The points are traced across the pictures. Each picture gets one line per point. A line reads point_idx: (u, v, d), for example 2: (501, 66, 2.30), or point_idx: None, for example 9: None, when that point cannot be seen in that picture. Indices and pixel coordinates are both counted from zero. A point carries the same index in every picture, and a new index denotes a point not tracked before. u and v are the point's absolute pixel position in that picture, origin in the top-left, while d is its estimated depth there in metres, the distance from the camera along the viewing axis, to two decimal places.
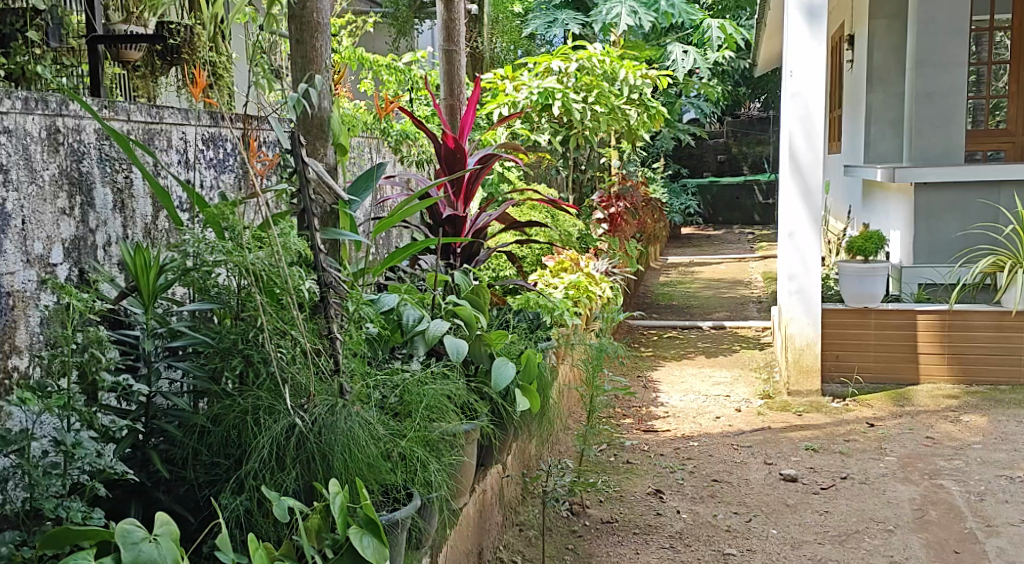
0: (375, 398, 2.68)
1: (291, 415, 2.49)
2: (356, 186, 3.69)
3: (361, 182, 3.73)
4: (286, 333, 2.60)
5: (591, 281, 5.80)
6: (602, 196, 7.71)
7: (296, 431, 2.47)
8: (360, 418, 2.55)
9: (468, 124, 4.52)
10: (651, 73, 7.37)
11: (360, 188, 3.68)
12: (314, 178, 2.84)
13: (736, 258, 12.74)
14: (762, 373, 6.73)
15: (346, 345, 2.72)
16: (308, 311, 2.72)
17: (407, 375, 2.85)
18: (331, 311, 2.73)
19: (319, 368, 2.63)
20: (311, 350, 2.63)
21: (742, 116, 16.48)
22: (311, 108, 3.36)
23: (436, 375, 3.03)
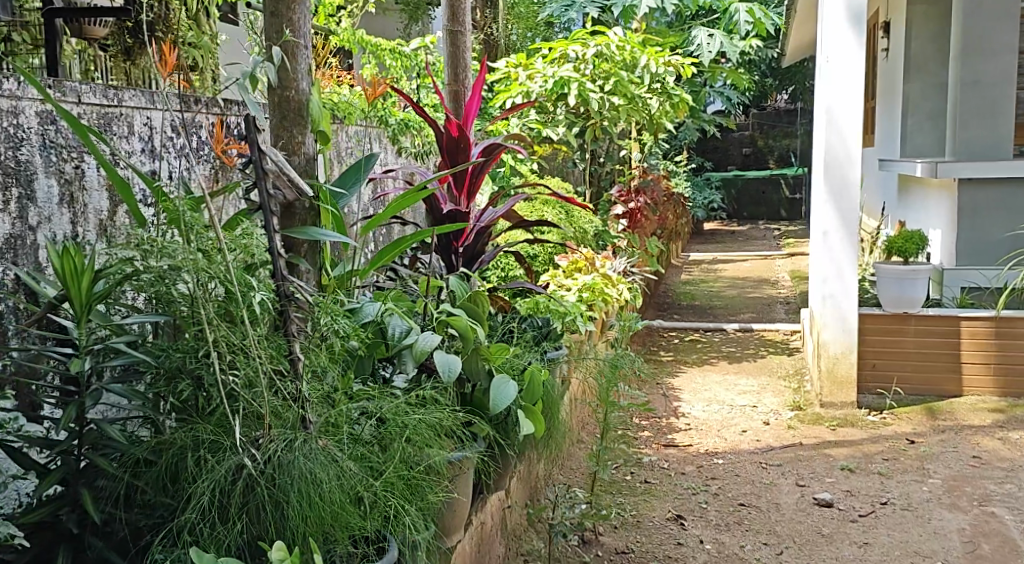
0: (345, 430, 2.29)
1: (238, 455, 2.13)
2: (346, 178, 3.38)
3: (350, 174, 3.39)
4: (240, 353, 2.21)
5: (608, 282, 5.37)
6: (621, 190, 7.28)
7: (244, 474, 2.12)
8: (323, 458, 2.18)
9: (471, 111, 4.11)
10: (675, 60, 6.94)
11: (349, 181, 3.37)
12: (272, 169, 2.43)
13: (761, 255, 12.29)
14: (791, 382, 6.31)
15: (312, 367, 2.34)
16: (266, 326, 2.32)
17: (388, 398, 2.45)
18: (294, 328, 2.34)
19: (277, 395, 2.24)
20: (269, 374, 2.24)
21: (769, 108, 16.04)
22: (287, 89, 2.95)
23: (422, 399, 2.63)
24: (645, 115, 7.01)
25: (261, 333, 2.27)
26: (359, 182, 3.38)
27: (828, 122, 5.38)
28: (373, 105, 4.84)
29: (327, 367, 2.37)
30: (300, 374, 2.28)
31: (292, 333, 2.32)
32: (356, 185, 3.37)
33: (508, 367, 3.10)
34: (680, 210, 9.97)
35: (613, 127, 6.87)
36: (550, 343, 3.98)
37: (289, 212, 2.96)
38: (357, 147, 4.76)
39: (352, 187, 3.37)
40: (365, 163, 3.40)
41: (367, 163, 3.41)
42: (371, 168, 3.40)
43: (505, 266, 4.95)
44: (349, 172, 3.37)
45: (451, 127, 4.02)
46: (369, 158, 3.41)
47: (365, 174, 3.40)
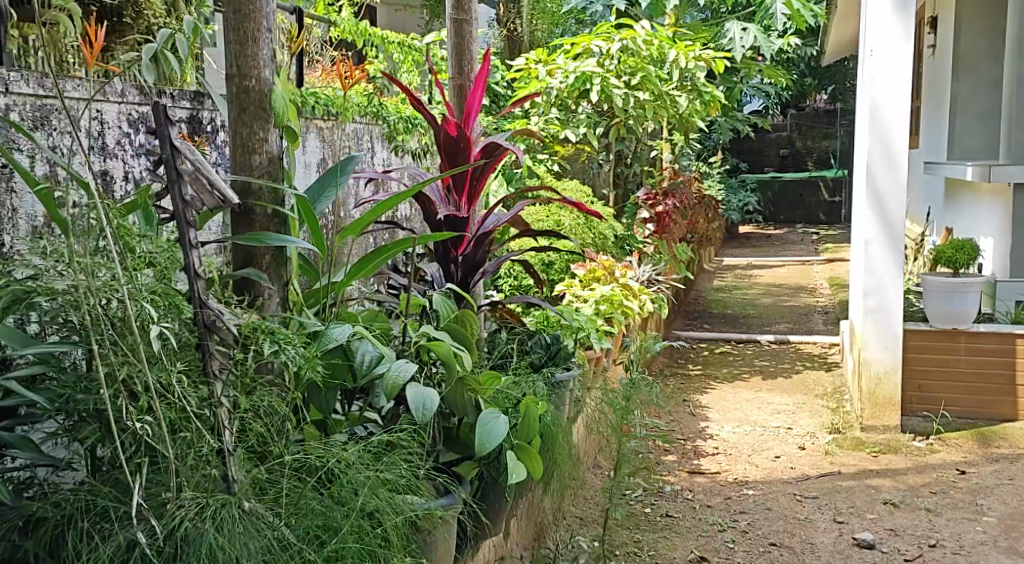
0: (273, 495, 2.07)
1: (134, 527, 1.91)
2: (324, 179, 3.13)
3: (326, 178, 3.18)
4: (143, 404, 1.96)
5: (628, 294, 4.97)
6: (648, 192, 6.80)
7: (138, 551, 1.90)
8: (235, 534, 1.95)
9: (473, 109, 3.73)
10: (707, 54, 6.50)
11: (328, 183, 3.13)
12: (191, 172, 2.12)
13: (799, 261, 11.81)
14: (828, 402, 5.88)
15: (239, 412, 2.08)
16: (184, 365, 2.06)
17: (344, 448, 2.18)
18: (216, 365, 2.07)
19: (191, 452, 2.00)
20: (180, 429, 2.00)
21: (807, 109, 15.53)
22: (249, 80, 2.55)
23: (388, 447, 2.29)
24: (673, 114, 6.59)
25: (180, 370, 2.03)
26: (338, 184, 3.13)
27: (869, 119, 4.96)
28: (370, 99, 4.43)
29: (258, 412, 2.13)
30: (223, 427, 2.04)
31: (213, 374, 2.06)
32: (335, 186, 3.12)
33: (501, 398, 2.71)
34: (712, 214, 9.54)
35: (639, 127, 6.46)
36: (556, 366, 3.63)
37: (247, 218, 2.59)
38: (352, 146, 4.37)
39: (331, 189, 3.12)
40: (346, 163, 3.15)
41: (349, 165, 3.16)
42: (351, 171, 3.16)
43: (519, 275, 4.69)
44: (328, 174, 3.13)
45: (448, 125, 3.62)
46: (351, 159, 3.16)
47: (345, 176, 3.15)
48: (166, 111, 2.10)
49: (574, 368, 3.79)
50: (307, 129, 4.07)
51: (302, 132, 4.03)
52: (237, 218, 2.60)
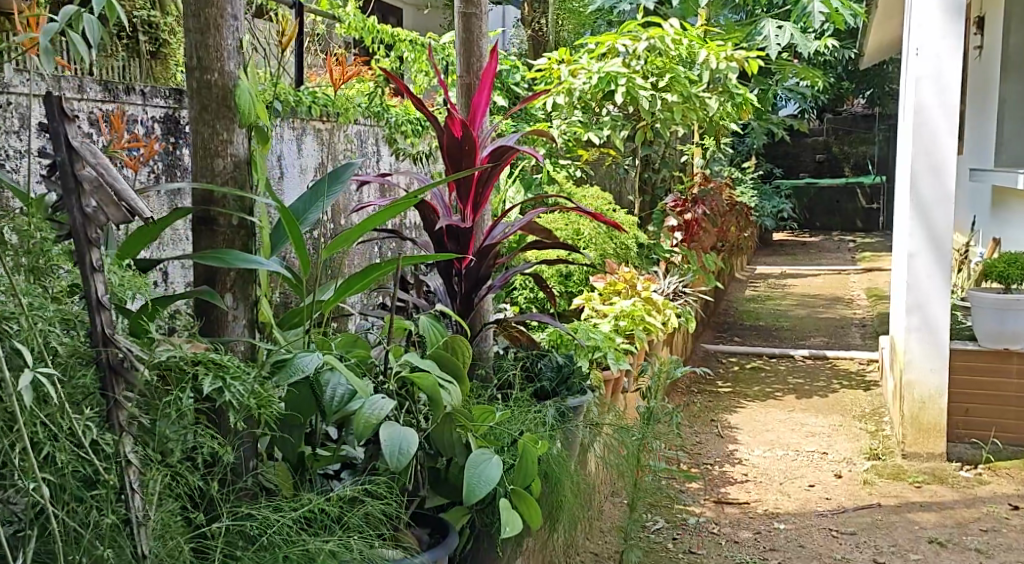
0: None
1: None
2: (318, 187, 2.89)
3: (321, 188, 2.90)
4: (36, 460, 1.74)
5: (650, 308, 4.68)
6: (677, 199, 6.44)
7: None
8: None
9: (478, 111, 3.43)
10: (739, 55, 6.15)
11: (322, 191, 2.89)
12: (90, 180, 1.86)
13: (835, 270, 11.41)
14: (867, 425, 5.55)
15: (154, 468, 1.85)
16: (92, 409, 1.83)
17: (282, 515, 1.96)
18: (124, 417, 1.82)
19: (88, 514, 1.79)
20: (76, 486, 1.78)
21: (844, 114, 15.09)
22: (211, 73, 2.22)
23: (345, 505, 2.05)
24: (703, 118, 6.24)
25: (90, 419, 1.81)
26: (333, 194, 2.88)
27: (915, 122, 4.60)
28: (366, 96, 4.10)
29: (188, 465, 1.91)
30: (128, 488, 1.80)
31: (120, 429, 1.81)
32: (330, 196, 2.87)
33: (498, 437, 2.39)
34: (745, 222, 9.18)
35: (666, 131, 6.13)
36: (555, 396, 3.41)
37: (209, 229, 2.26)
38: (352, 149, 4.06)
39: (325, 198, 2.87)
40: (342, 171, 2.91)
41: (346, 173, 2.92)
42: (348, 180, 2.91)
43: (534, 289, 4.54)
44: (323, 182, 2.89)
45: (454, 128, 3.30)
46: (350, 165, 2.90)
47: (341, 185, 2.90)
48: (64, 108, 1.85)
49: (586, 395, 3.47)
50: (304, 130, 3.77)
51: (298, 134, 3.73)
52: (197, 230, 2.27)
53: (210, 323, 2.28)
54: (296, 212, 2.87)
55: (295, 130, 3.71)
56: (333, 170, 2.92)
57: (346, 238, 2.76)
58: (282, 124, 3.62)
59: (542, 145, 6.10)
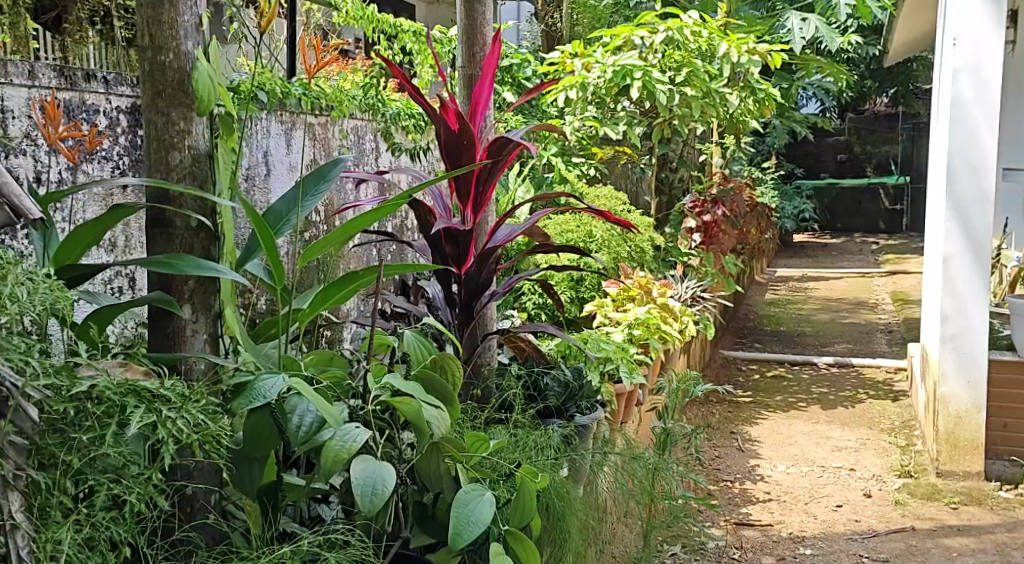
0: None
1: None
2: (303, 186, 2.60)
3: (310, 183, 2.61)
4: None
5: (665, 317, 4.41)
6: (694, 200, 6.14)
7: None
8: None
9: (479, 103, 3.16)
10: (761, 48, 5.84)
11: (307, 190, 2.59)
12: None
13: (859, 272, 11.09)
14: (897, 440, 5.26)
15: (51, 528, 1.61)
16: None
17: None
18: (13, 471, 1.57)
19: None
20: None
21: (866, 113, 14.74)
22: (165, 55, 1.92)
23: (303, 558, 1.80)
24: (723, 114, 5.94)
25: None
26: (320, 194, 2.59)
27: (950, 118, 4.31)
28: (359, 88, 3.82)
29: (104, 519, 1.68)
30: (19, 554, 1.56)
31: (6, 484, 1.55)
32: (315, 196, 2.58)
33: (493, 470, 2.11)
34: (766, 224, 8.87)
35: (684, 128, 5.83)
36: (561, 417, 3.16)
37: (164, 231, 1.95)
38: (345, 145, 3.77)
39: (309, 198, 2.58)
40: (328, 168, 2.62)
41: (333, 169, 2.63)
42: (334, 178, 2.63)
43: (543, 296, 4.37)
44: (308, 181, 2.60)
45: (451, 120, 3.03)
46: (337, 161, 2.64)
47: (327, 183, 2.62)
48: None
49: (593, 417, 3.19)
50: (295, 123, 3.47)
51: (289, 128, 3.42)
52: (152, 233, 1.97)
53: (166, 339, 1.97)
54: (277, 212, 2.57)
55: (285, 123, 3.41)
56: (320, 167, 2.64)
57: (324, 245, 2.47)
58: (269, 117, 3.31)
59: (554, 142, 5.81)
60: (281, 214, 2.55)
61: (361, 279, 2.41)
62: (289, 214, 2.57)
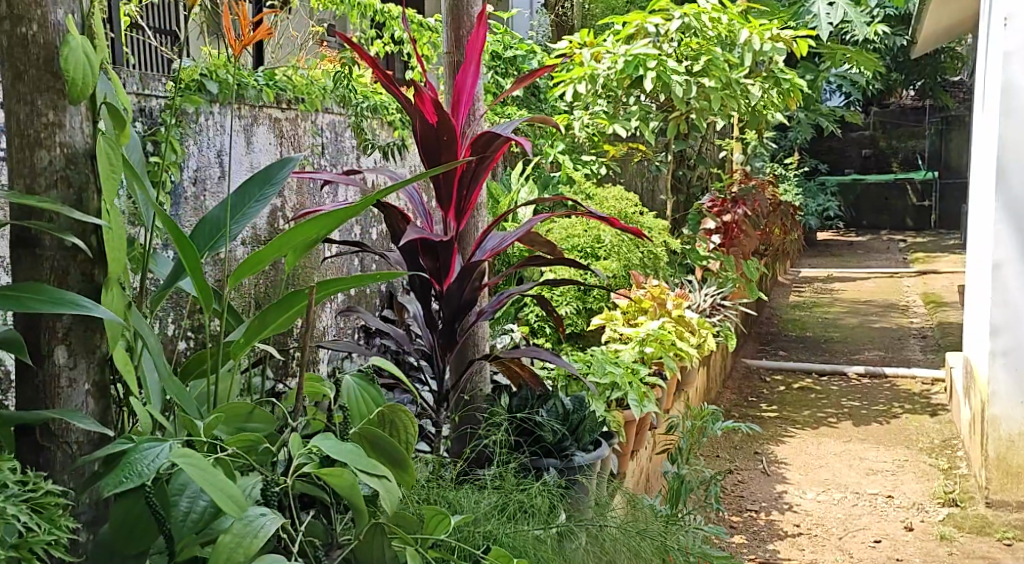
0: None
1: None
2: (244, 192, 2.31)
3: (250, 189, 2.33)
4: None
5: (681, 331, 3.99)
6: (714, 199, 5.72)
7: None
8: None
9: (462, 94, 2.71)
10: (785, 34, 5.40)
11: (250, 195, 2.31)
12: None
13: (887, 272, 10.59)
14: (938, 462, 4.81)
15: None
16: None
17: None
18: None
19: None
20: None
21: (891, 106, 14.24)
22: (33, 31, 1.67)
23: None
24: (744, 107, 5.50)
25: None
26: (267, 200, 2.31)
27: (999, 108, 3.87)
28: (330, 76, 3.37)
29: None
30: None
31: None
32: (261, 202, 2.31)
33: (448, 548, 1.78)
34: (790, 223, 8.39)
35: (703, 122, 5.39)
36: (558, 457, 2.72)
37: (31, 252, 1.70)
38: (316, 143, 3.32)
39: (253, 204, 2.30)
40: (274, 169, 2.33)
41: (282, 170, 2.33)
42: (283, 181, 2.33)
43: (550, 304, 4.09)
44: (251, 184, 2.30)
45: (428, 112, 2.59)
46: (284, 162, 2.35)
47: (275, 187, 2.32)
48: None
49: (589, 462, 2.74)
50: (258, 116, 3.03)
51: (248, 124, 2.99)
52: (17, 254, 1.72)
53: (36, 391, 1.71)
54: (215, 220, 2.25)
55: (244, 119, 2.97)
56: (263, 169, 2.35)
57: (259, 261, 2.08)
58: (223, 112, 2.83)
59: (562, 139, 5.38)
60: (219, 221, 2.24)
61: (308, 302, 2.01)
62: (230, 223, 2.26)
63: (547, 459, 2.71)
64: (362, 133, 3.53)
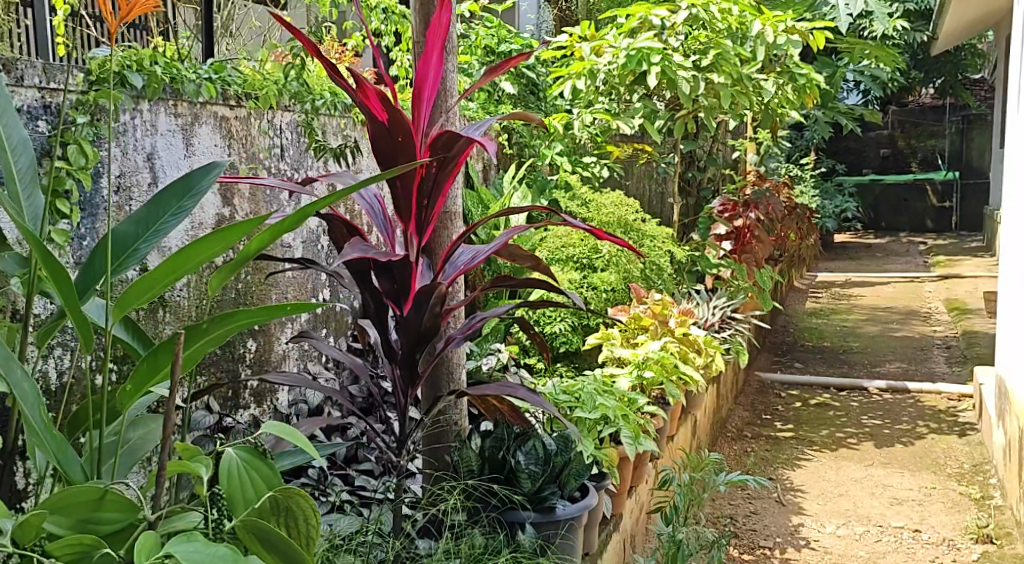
0: None
1: None
2: (154, 205, 1.88)
3: (167, 201, 1.88)
4: None
5: (687, 353, 3.61)
6: (723, 203, 5.35)
7: None
8: None
9: (423, 86, 2.34)
10: (802, 25, 4.99)
11: (162, 207, 1.88)
12: None
13: (908, 277, 10.17)
14: (969, 491, 4.42)
15: None
16: None
17: None
18: None
19: None
20: None
21: (911, 105, 13.79)
22: None
23: None
24: (757, 105, 5.11)
25: None
26: (182, 215, 1.88)
27: None
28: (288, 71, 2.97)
29: None
30: None
31: None
32: (176, 218, 1.87)
33: None
34: (806, 228, 8.00)
35: (712, 121, 5.00)
36: (535, 510, 2.39)
37: None
38: (274, 146, 2.92)
39: (168, 219, 1.88)
40: (195, 178, 1.87)
41: (204, 179, 1.88)
42: (204, 192, 1.89)
43: (540, 321, 3.72)
44: (167, 196, 1.88)
45: (377, 109, 2.23)
46: (209, 168, 1.89)
47: (194, 200, 1.88)
48: None
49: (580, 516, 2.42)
50: (200, 114, 2.62)
51: (188, 124, 2.57)
52: None
53: None
54: (123, 238, 1.87)
55: (183, 118, 2.56)
56: (186, 174, 1.90)
57: (151, 287, 1.73)
58: (154, 109, 2.46)
59: (560, 139, 5.00)
60: (123, 241, 1.86)
61: (210, 335, 1.75)
62: (139, 243, 1.87)
63: (521, 512, 2.38)
64: (313, 132, 3.03)
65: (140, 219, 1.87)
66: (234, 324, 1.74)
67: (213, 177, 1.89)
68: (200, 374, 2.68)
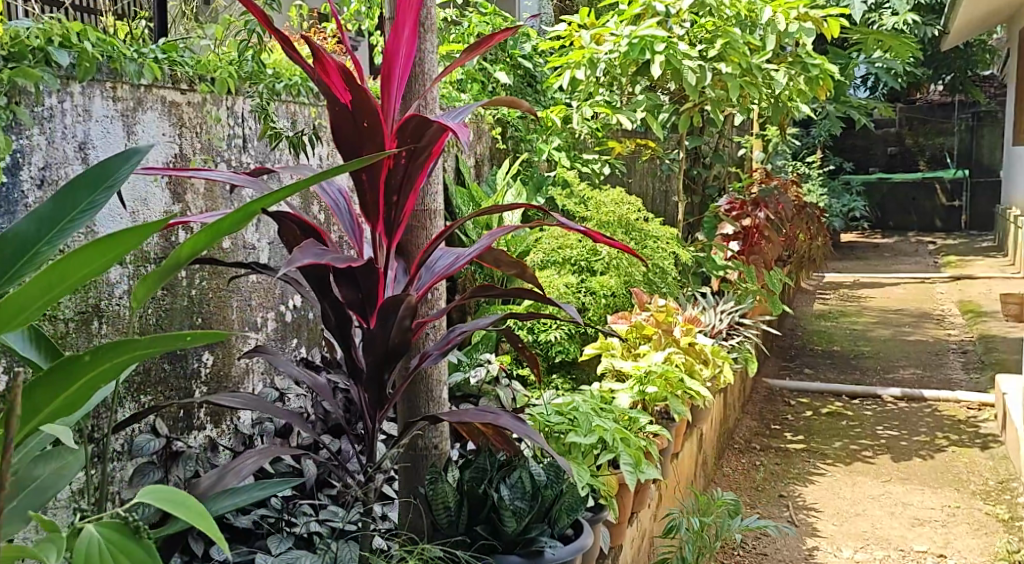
0: None
1: None
2: (63, 198, 1.61)
3: (77, 193, 1.62)
4: None
5: (693, 365, 3.32)
6: (731, 201, 5.07)
7: None
8: None
9: (394, 65, 2.03)
10: (816, 13, 4.66)
11: (72, 201, 1.62)
12: None
13: (919, 277, 9.85)
14: (997, 511, 4.12)
15: None
16: None
17: None
18: None
19: None
20: None
21: (920, 101, 13.46)
22: None
23: None
24: (766, 97, 4.79)
25: None
26: (95, 211, 1.62)
27: None
28: (250, 50, 2.62)
29: None
30: None
31: None
32: (88, 214, 1.62)
33: None
34: (815, 228, 7.69)
35: (720, 114, 4.68)
36: (521, 553, 2.08)
37: None
38: (237, 136, 2.58)
39: (78, 215, 1.62)
40: (110, 167, 1.61)
41: (123, 168, 1.62)
42: (122, 182, 1.63)
43: (535, 329, 3.44)
44: (78, 188, 1.61)
45: (339, 88, 1.94)
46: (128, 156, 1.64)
47: (110, 192, 1.62)
48: None
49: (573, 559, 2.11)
50: (144, 99, 2.31)
51: (129, 109, 2.27)
52: None
53: None
54: (23, 239, 1.60)
55: (123, 103, 2.26)
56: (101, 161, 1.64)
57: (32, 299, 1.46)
58: (86, 92, 2.16)
59: (557, 134, 4.69)
60: (26, 242, 1.60)
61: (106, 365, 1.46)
62: (43, 245, 1.61)
63: (505, 555, 2.08)
64: (269, 118, 2.64)
65: (47, 215, 1.61)
66: (128, 354, 1.46)
67: (132, 166, 1.63)
68: (144, 393, 2.37)
